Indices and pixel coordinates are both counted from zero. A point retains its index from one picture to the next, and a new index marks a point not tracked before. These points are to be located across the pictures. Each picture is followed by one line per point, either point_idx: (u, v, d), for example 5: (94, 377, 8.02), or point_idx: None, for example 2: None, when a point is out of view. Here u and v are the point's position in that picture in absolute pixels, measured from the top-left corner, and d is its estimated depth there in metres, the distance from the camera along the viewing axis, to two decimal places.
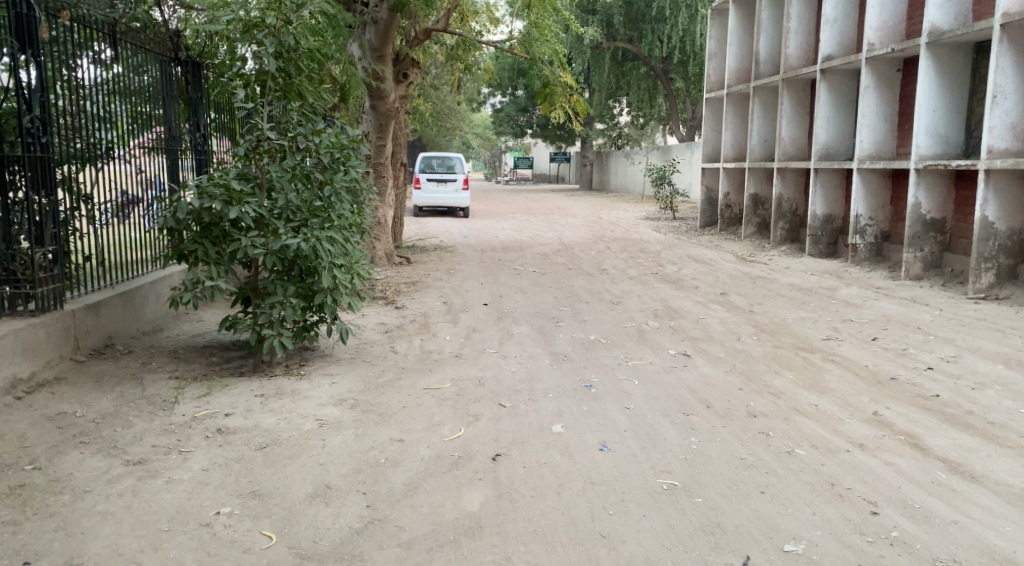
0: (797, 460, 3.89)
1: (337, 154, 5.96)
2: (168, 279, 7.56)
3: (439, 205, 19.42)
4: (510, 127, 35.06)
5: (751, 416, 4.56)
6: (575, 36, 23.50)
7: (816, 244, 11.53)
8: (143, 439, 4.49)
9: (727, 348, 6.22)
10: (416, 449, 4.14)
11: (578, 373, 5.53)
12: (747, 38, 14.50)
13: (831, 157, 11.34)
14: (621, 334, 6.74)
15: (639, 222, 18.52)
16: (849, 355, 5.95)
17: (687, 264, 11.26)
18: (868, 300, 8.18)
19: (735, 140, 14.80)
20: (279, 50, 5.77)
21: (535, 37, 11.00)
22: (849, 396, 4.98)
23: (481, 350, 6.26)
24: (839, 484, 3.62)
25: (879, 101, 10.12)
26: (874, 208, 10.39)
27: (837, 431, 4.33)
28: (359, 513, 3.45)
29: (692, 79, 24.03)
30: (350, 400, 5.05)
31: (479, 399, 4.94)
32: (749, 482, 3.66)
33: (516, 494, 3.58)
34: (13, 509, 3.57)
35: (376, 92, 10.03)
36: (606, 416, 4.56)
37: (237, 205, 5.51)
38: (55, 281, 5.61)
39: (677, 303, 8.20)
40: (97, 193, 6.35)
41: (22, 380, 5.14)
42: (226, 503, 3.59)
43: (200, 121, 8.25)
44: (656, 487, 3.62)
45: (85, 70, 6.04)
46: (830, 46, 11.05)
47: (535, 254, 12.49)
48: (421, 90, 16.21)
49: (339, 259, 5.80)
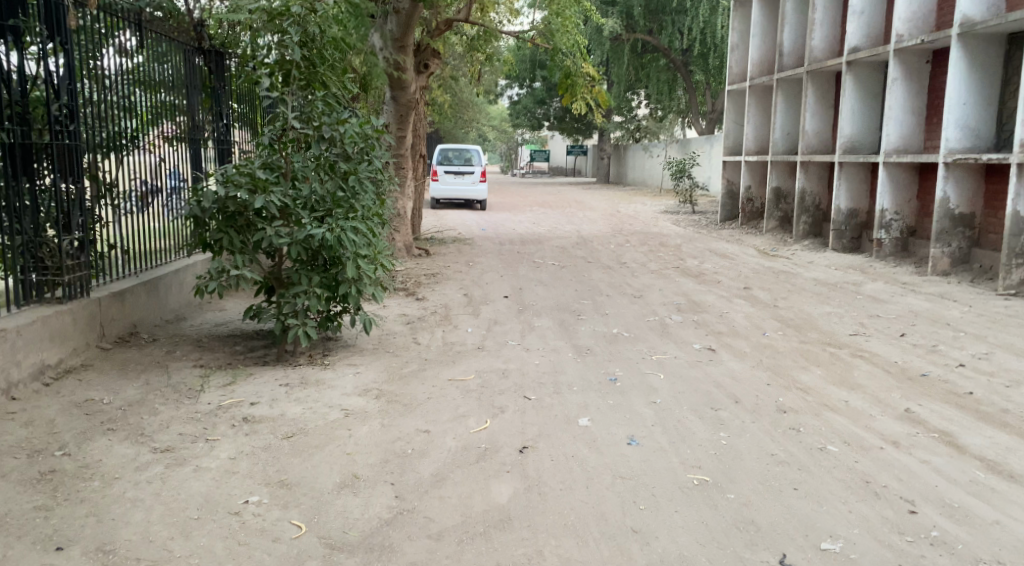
0: (830, 457, 3.85)
1: (361, 144, 5.97)
2: (191, 269, 7.56)
3: (455, 196, 19.41)
4: (525, 119, 34.58)
5: (780, 411, 4.51)
6: (594, 27, 23.43)
7: (839, 239, 11.40)
8: (170, 427, 4.50)
9: (752, 342, 6.16)
10: (443, 440, 4.12)
11: (602, 366, 5.49)
12: (771, 30, 14.34)
13: (855, 151, 11.21)
14: (643, 328, 6.69)
15: (657, 216, 18.42)
16: (878, 351, 5.88)
17: (709, 258, 11.17)
18: (894, 295, 8.09)
19: (757, 133, 14.67)
20: (304, 39, 5.80)
21: (557, 27, 10.90)
22: (879, 392, 4.91)
23: (503, 342, 6.24)
24: (874, 482, 3.57)
25: (906, 94, 9.98)
26: (900, 203, 10.25)
27: (870, 427, 4.28)
28: (389, 504, 3.44)
29: (713, 72, 23.60)
30: (374, 390, 5.05)
31: (504, 391, 4.92)
32: (782, 478, 3.62)
33: (546, 486, 3.55)
34: (44, 495, 3.59)
35: (397, 83, 10.04)
36: (633, 410, 4.52)
37: (263, 194, 5.52)
38: (81, 269, 5.64)
39: (701, 297, 8.14)
40: (121, 182, 6.36)
41: (50, 366, 5.19)
42: (255, 492, 3.58)
43: (222, 110, 8.23)
44: (687, 482, 3.59)
45: (109, 59, 6.05)
46: (857, 37, 10.89)
47: (554, 246, 12.45)
48: (440, 81, 16.18)
49: (363, 249, 5.72)
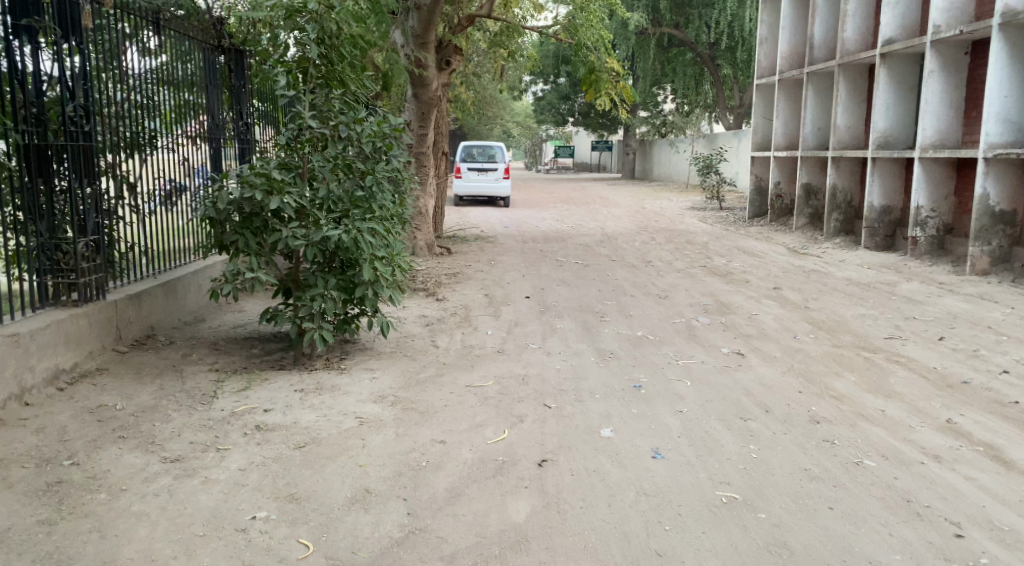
0: (867, 473, 3.63)
1: (379, 143, 5.81)
2: (210, 270, 7.49)
3: (478, 194, 19.23)
4: (550, 115, 34.40)
5: (813, 422, 4.29)
6: (620, 22, 23.12)
7: (872, 237, 11.08)
8: (182, 434, 4.39)
9: (783, 346, 5.94)
10: (459, 452, 3.97)
11: (626, 372, 5.30)
12: (801, 22, 13.99)
13: (889, 145, 10.87)
14: (669, 331, 6.48)
15: (683, 213, 18.10)
16: (915, 356, 5.63)
17: (737, 256, 10.91)
18: (931, 296, 7.80)
19: (787, 129, 14.34)
20: (322, 36, 5.63)
21: (581, 22, 10.73)
22: (918, 400, 4.68)
23: (523, 346, 6.06)
24: (916, 501, 3.37)
25: (943, 86, 9.64)
26: (936, 199, 9.91)
27: (908, 439, 4.05)
28: (400, 522, 3.29)
29: (741, 66, 23.30)
30: (390, 397, 4.90)
31: (523, 399, 4.75)
32: (816, 496, 3.42)
33: (565, 504, 3.37)
34: (48, 509, 3.49)
35: (418, 79, 9.88)
36: (657, 420, 4.34)
37: (278, 195, 5.38)
38: (98, 271, 5.55)
39: (728, 298, 7.89)
40: (143, 182, 6.32)
41: (65, 370, 5.11)
42: (264, 507, 3.44)
43: (244, 109, 8.16)
44: (715, 500, 3.40)
45: (130, 58, 6.02)
46: (891, 29, 10.54)
47: (577, 244, 12.23)
48: (463, 78, 16.00)
49: (380, 251, 5.57)
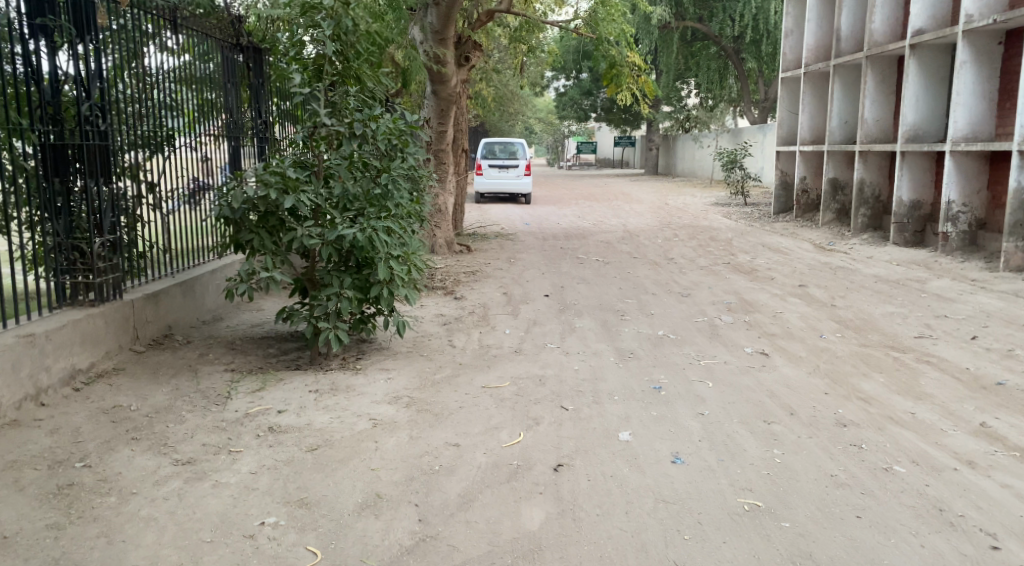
0: (896, 479, 3.49)
1: (395, 140, 5.72)
2: (228, 269, 7.45)
3: (500, 190, 19.12)
4: (572, 110, 34.17)
5: (840, 425, 4.14)
6: (642, 16, 22.86)
7: (901, 233, 10.83)
8: (194, 436, 4.34)
9: (808, 346, 5.78)
10: (472, 456, 3.87)
11: (646, 373, 5.17)
12: (828, 14, 13.68)
13: (919, 139, 10.61)
14: (691, 330, 6.33)
15: (708, 208, 17.88)
16: (947, 356, 5.44)
17: (762, 253, 10.70)
18: (963, 293, 7.58)
19: (813, 122, 14.08)
20: (337, 32, 5.50)
21: (602, 16, 10.52)
22: (950, 403, 4.51)
23: (541, 345, 5.96)
24: (949, 510, 3.22)
25: (975, 77, 9.36)
26: (968, 194, 9.65)
27: (940, 444, 3.89)
28: (411, 529, 3.20)
29: (766, 59, 22.96)
30: (405, 398, 4.82)
31: (540, 401, 4.64)
32: (843, 504, 3.28)
33: (580, 511, 3.27)
34: (58, 512, 3.45)
35: (437, 76, 9.68)
36: (677, 423, 4.21)
37: (294, 194, 5.28)
38: (115, 271, 5.51)
39: (752, 295, 7.72)
40: (163, 181, 6.32)
41: (81, 370, 5.08)
42: (273, 512, 3.37)
43: (262, 107, 8.12)
44: (737, 508, 3.27)
45: (151, 56, 6.01)
46: (921, 19, 10.26)
47: (599, 242, 12.10)
48: (483, 74, 15.88)
49: (396, 250, 5.48)
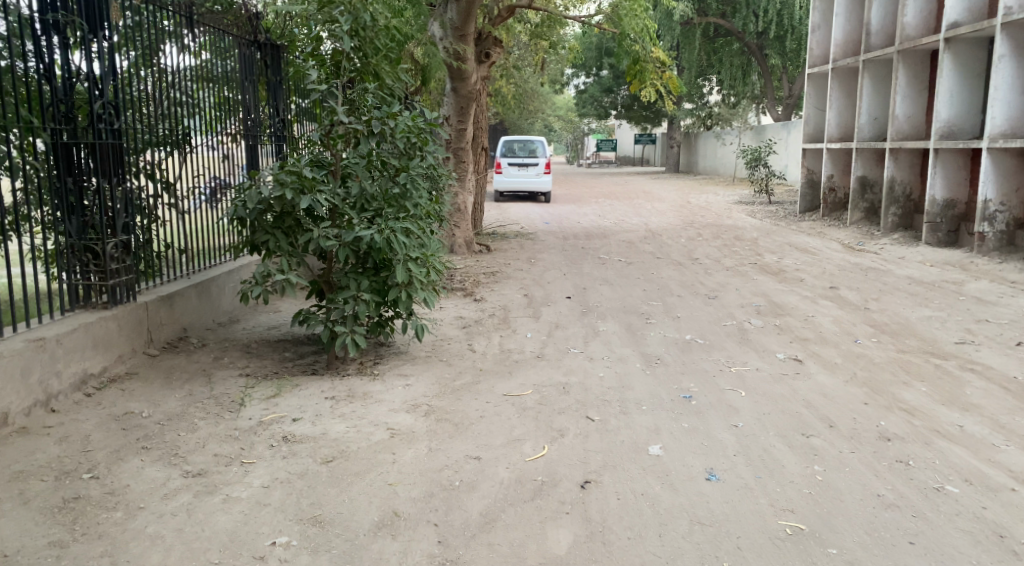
0: (950, 501, 3.25)
1: (414, 138, 5.53)
2: (244, 270, 7.30)
3: (519, 188, 18.86)
4: (592, 108, 33.84)
5: (883, 439, 3.91)
6: (664, 12, 22.50)
7: (934, 232, 10.51)
8: (206, 446, 4.18)
9: (843, 352, 5.53)
10: (495, 470, 3.68)
11: (674, 381, 4.94)
12: (857, 8, 13.35)
13: (953, 135, 10.28)
14: (719, 335, 6.10)
15: (731, 207, 17.55)
16: (991, 364, 5.18)
17: (789, 253, 10.42)
18: (1003, 296, 7.28)
19: (841, 119, 13.76)
20: (355, 27, 5.35)
21: (625, 11, 10.24)
22: (999, 415, 4.26)
23: (565, 351, 5.74)
24: (1010, 537, 2.99)
25: (1014, 71, 9.03)
26: (1006, 192, 9.32)
27: (993, 461, 3.65)
28: (430, 552, 3.02)
29: (790, 55, 22.62)
30: (424, 406, 4.64)
31: (565, 411, 4.44)
32: (893, 528, 3.05)
33: (610, 534, 3.07)
34: (62, 528, 3.29)
35: (457, 72, 9.51)
36: (710, 436, 3.99)
37: (310, 193, 5.10)
38: (128, 271, 5.34)
39: (782, 298, 7.47)
40: (179, 180, 6.18)
41: (93, 375, 4.94)
42: (284, 531, 3.20)
43: (280, 105, 7.97)
44: (778, 532, 3.05)
45: (167, 55, 5.88)
46: (957, 11, 9.92)
47: (620, 241, 11.86)
48: (502, 71, 15.65)
49: (414, 251, 5.28)
